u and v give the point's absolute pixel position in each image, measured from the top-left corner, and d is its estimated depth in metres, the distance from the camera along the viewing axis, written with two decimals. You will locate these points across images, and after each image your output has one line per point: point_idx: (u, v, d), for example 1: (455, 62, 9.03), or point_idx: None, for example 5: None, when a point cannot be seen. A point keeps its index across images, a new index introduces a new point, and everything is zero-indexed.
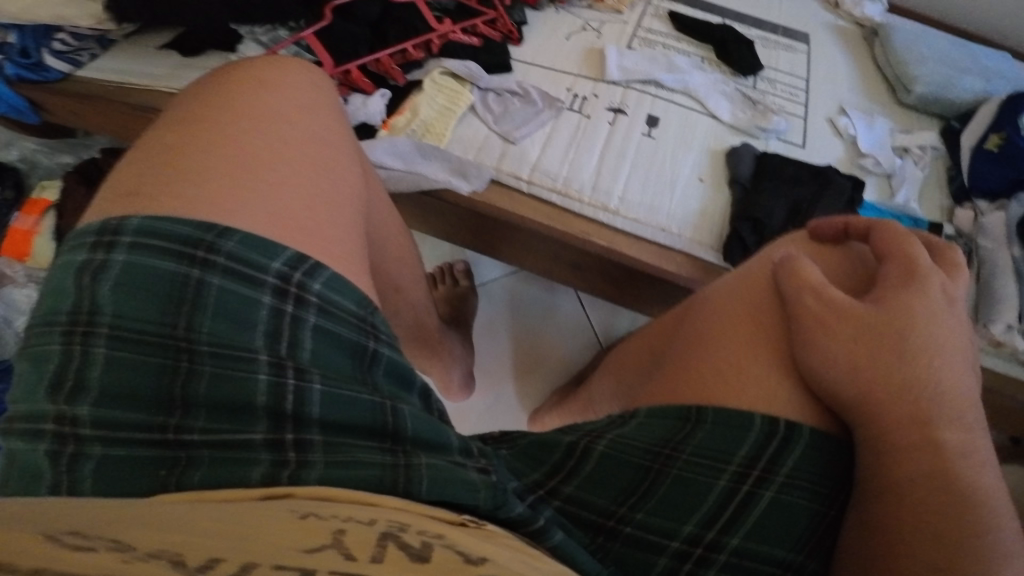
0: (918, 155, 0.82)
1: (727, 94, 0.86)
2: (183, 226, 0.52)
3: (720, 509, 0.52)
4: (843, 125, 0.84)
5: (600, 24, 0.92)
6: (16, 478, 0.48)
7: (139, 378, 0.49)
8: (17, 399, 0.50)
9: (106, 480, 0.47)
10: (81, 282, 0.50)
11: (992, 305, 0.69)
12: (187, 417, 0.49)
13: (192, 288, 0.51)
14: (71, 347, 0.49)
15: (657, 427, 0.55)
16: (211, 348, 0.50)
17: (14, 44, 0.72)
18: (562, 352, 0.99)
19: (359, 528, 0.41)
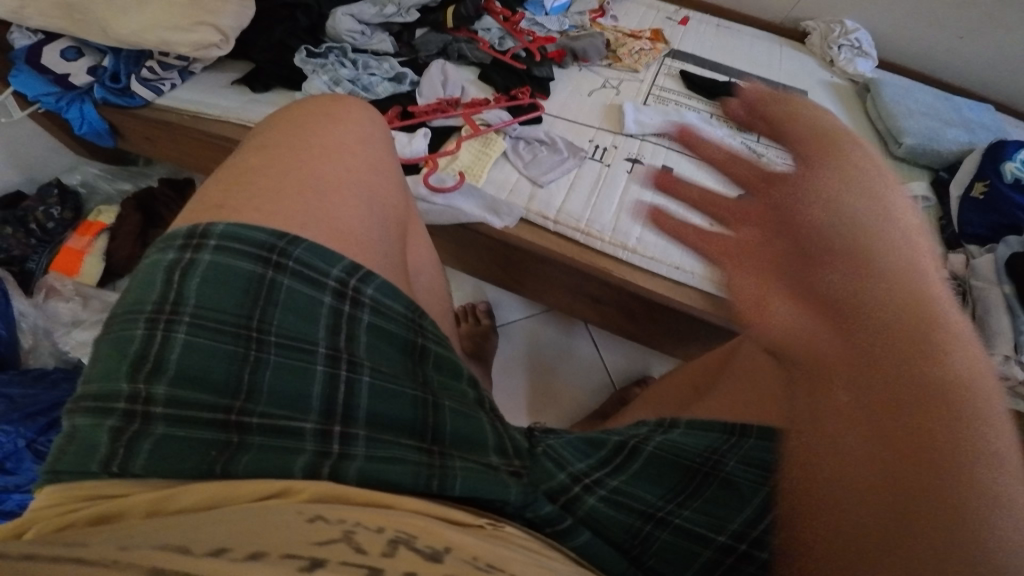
0: (909, 203, 0.90)
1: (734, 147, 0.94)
2: (261, 232, 0.50)
3: (761, 512, 0.49)
4: None
5: (619, 82, 1.02)
6: (68, 459, 0.43)
7: (212, 366, 0.45)
8: (90, 379, 0.45)
9: (163, 463, 0.42)
10: (168, 277, 0.47)
11: (990, 338, 0.76)
12: (255, 405, 0.45)
13: (266, 287, 0.48)
14: (149, 333, 0.45)
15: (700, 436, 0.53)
16: (282, 340, 0.48)
17: (106, 67, 0.78)
18: (576, 392, 1.00)
19: (369, 532, 0.38)
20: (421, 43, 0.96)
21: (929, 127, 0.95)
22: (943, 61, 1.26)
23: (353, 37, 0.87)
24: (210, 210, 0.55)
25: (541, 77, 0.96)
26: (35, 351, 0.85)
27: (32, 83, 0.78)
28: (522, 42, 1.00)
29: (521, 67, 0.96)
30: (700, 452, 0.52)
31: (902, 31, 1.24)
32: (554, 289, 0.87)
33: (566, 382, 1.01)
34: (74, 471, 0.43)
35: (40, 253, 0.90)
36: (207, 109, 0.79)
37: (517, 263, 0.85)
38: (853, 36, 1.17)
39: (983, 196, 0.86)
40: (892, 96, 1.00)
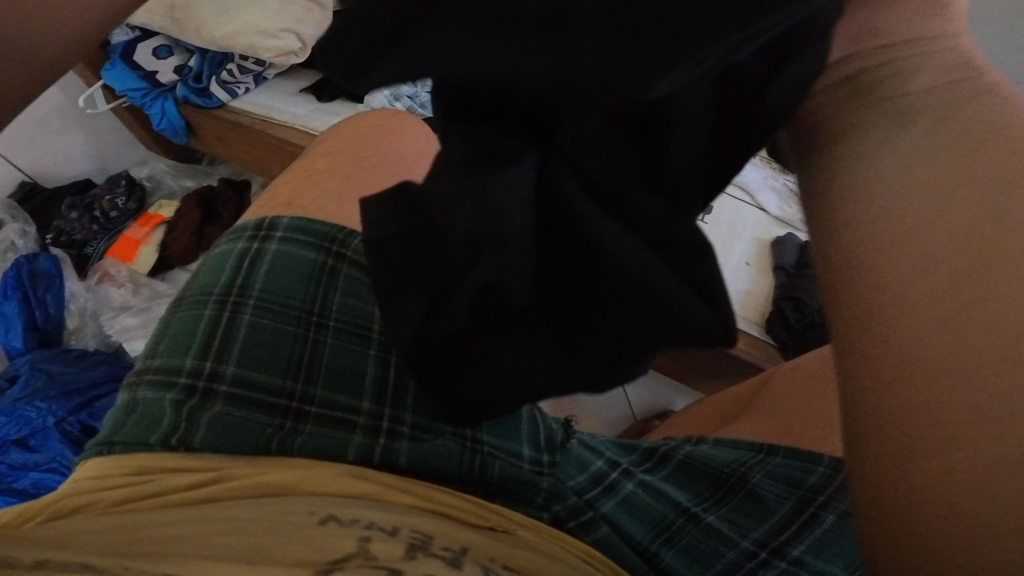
0: None
1: (777, 190, 0.91)
2: (325, 223, 0.49)
3: (786, 522, 0.44)
4: None
5: None
6: (132, 427, 0.41)
7: (277, 346, 0.44)
8: (158, 354, 0.44)
9: (223, 436, 0.40)
10: (237, 265, 0.47)
11: None
12: (314, 388, 0.43)
13: (326, 275, 0.47)
14: (217, 316, 0.45)
15: (736, 448, 0.49)
16: (339, 325, 0.45)
17: (192, 68, 0.84)
18: (601, 419, 0.97)
19: (383, 537, 0.32)
20: None
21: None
22: None
23: None
24: (276, 209, 0.51)
25: None
26: (80, 332, 0.89)
27: (125, 77, 0.84)
28: None
29: None
30: (731, 464, 0.47)
31: None
32: None
33: (592, 410, 0.98)
34: (130, 442, 0.40)
35: (101, 239, 0.94)
36: (279, 114, 0.82)
37: None
38: None
39: None
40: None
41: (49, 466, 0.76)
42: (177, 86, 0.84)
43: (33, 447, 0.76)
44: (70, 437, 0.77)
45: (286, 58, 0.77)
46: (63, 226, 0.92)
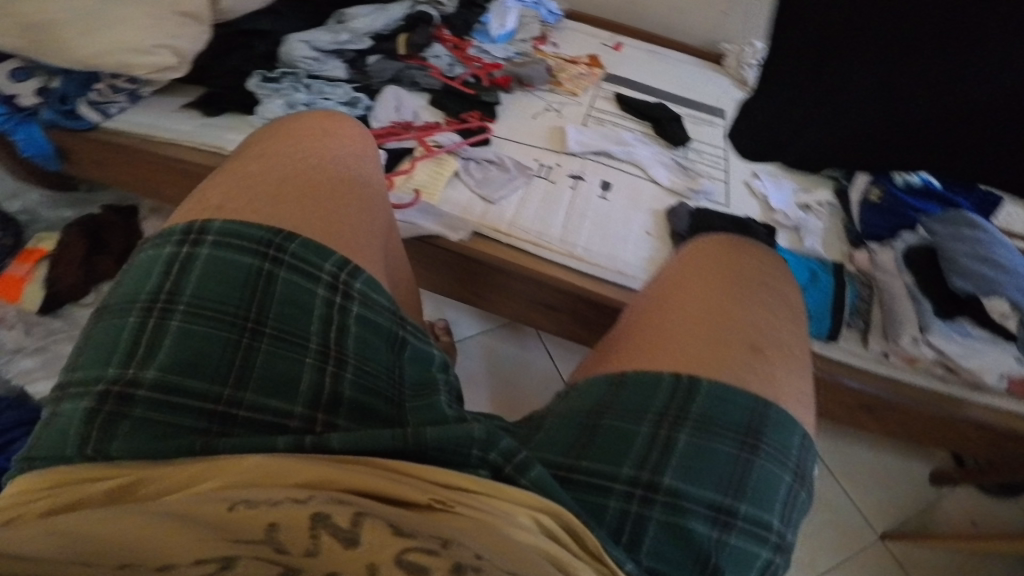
0: (817, 210, 0.98)
1: (666, 164, 0.97)
2: (255, 228, 0.48)
3: (648, 451, 0.51)
4: (757, 187, 0.99)
5: (560, 105, 1.02)
6: (46, 440, 0.41)
7: (205, 351, 0.44)
8: (76, 365, 0.43)
9: (146, 438, 0.40)
10: (165, 271, 0.46)
11: (898, 323, 0.82)
12: (245, 392, 0.44)
13: (264, 281, 0.47)
14: (143, 323, 0.44)
15: (599, 388, 0.56)
16: (275, 333, 0.46)
17: (54, 90, 0.78)
18: (535, 400, 0.99)
19: (292, 506, 0.35)
20: (376, 68, 0.95)
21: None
22: None
23: (308, 64, 0.89)
24: (205, 212, 0.50)
25: (490, 102, 0.97)
26: None
27: None
28: (472, 68, 1.00)
29: (472, 93, 0.96)
30: (588, 408, 0.55)
31: None
32: (515, 303, 0.88)
33: (525, 392, 0.99)
34: (47, 456, 0.40)
35: None
36: (163, 131, 0.81)
37: (477, 280, 0.86)
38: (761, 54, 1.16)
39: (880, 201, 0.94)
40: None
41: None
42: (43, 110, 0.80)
43: None
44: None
45: (163, 73, 0.76)
46: None
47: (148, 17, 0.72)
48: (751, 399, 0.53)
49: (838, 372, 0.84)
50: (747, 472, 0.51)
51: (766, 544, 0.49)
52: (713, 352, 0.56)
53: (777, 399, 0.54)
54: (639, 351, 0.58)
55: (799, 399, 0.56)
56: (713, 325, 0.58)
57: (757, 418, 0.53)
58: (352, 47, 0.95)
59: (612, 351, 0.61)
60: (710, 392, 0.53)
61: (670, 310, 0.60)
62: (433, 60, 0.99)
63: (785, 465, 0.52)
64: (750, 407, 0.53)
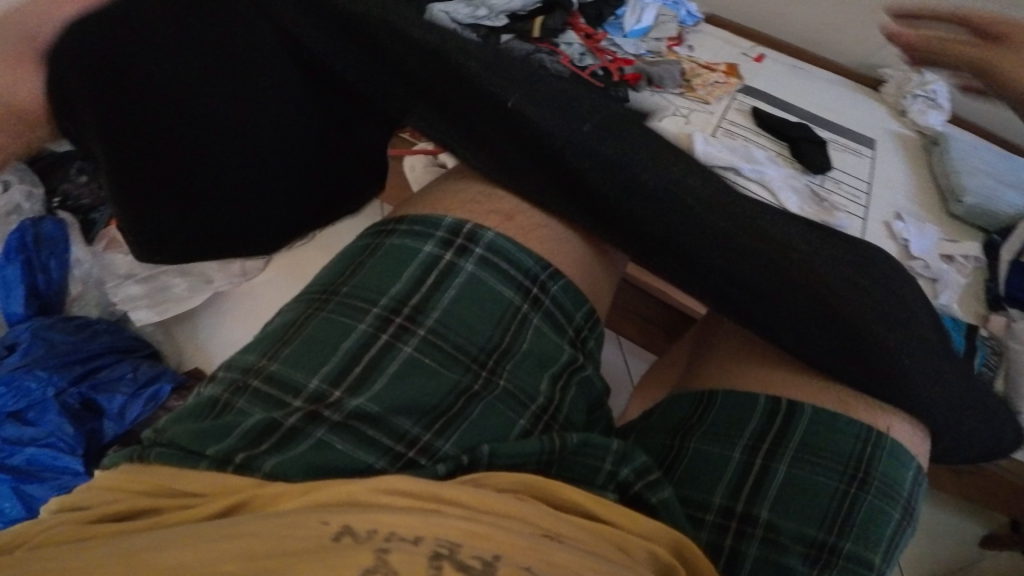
0: (961, 263, 0.89)
1: (797, 189, 0.88)
2: (528, 257, 0.52)
3: (741, 480, 0.49)
4: (899, 229, 0.90)
5: (688, 111, 0.96)
6: (193, 434, 0.41)
7: (429, 384, 0.46)
8: (285, 362, 0.46)
9: (300, 465, 0.39)
10: (420, 279, 0.50)
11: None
12: (440, 442, 0.43)
13: (518, 322, 0.50)
14: (374, 333, 0.47)
15: (726, 417, 0.53)
16: (506, 382, 0.48)
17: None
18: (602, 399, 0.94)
19: (405, 545, 0.32)
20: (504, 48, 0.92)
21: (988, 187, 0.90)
22: None
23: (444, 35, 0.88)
24: (484, 218, 0.53)
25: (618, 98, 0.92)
26: (81, 300, 0.96)
27: None
28: (603, 60, 0.96)
29: (599, 85, 0.92)
30: (672, 431, 0.54)
31: None
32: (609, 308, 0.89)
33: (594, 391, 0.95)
34: (179, 453, 0.40)
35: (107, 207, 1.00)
36: None
37: None
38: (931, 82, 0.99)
39: None
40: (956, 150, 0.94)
41: (45, 441, 0.81)
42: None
43: (29, 421, 0.82)
44: (70, 409, 0.84)
45: None
46: (71, 191, 1.00)
47: None
48: (864, 427, 0.50)
49: None
50: (851, 509, 0.48)
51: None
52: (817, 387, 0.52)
53: (889, 425, 0.51)
54: (726, 373, 0.56)
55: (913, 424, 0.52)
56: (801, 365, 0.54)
57: (870, 451, 0.50)
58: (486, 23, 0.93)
59: (701, 368, 0.59)
60: (815, 424, 0.51)
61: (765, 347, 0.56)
62: (565, 48, 0.96)
63: (887, 504, 0.49)
64: (862, 436, 0.50)
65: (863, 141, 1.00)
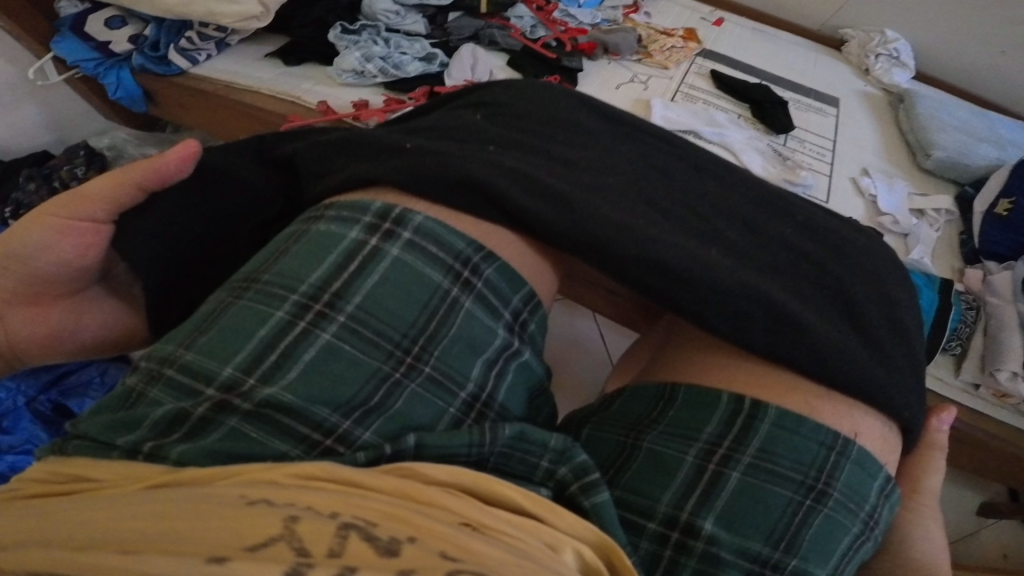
0: (933, 217, 0.91)
1: (760, 151, 0.89)
2: (459, 241, 0.53)
3: (690, 488, 0.50)
4: (866, 186, 0.91)
5: (647, 78, 0.97)
6: (110, 424, 0.44)
7: (348, 372, 0.46)
8: (201, 349, 0.46)
9: (209, 453, 0.42)
10: (343, 262, 0.50)
11: (998, 355, 0.75)
12: (360, 430, 0.45)
13: (447, 305, 0.50)
14: (291, 321, 0.47)
15: (690, 413, 0.53)
16: (433, 369, 0.49)
17: (148, 37, 0.85)
18: (579, 376, 0.96)
19: (316, 516, 0.34)
20: (455, 27, 0.92)
21: (959, 142, 0.95)
22: (984, 76, 1.15)
23: (389, 19, 0.89)
24: (412, 200, 0.54)
25: (572, 69, 0.91)
26: None
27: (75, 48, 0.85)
28: (556, 32, 0.94)
29: (552, 56, 0.91)
30: (630, 427, 0.55)
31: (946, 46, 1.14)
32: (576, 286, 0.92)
33: (571, 369, 0.97)
34: (95, 443, 0.43)
35: None
36: (242, 79, 0.85)
37: None
38: (893, 45, 1.12)
39: (1007, 214, 0.86)
40: (925, 109, 1.01)
41: (22, 447, 0.88)
42: (133, 55, 0.86)
43: (7, 428, 0.88)
44: (43, 416, 0.91)
45: (247, 23, 0.81)
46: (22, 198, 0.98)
47: None
48: (829, 435, 0.51)
49: None
50: (799, 527, 0.49)
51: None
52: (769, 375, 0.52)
53: (855, 434, 0.52)
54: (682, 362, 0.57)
55: (877, 434, 0.53)
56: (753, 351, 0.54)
57: (835, 458, 0.50)
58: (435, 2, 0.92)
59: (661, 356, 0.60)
60: (778, 423, 0.50)
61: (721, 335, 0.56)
62: (516, 21, 0.94)
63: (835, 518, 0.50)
64: (826, 444, 0.50)
65: (825, 101, 1.07)
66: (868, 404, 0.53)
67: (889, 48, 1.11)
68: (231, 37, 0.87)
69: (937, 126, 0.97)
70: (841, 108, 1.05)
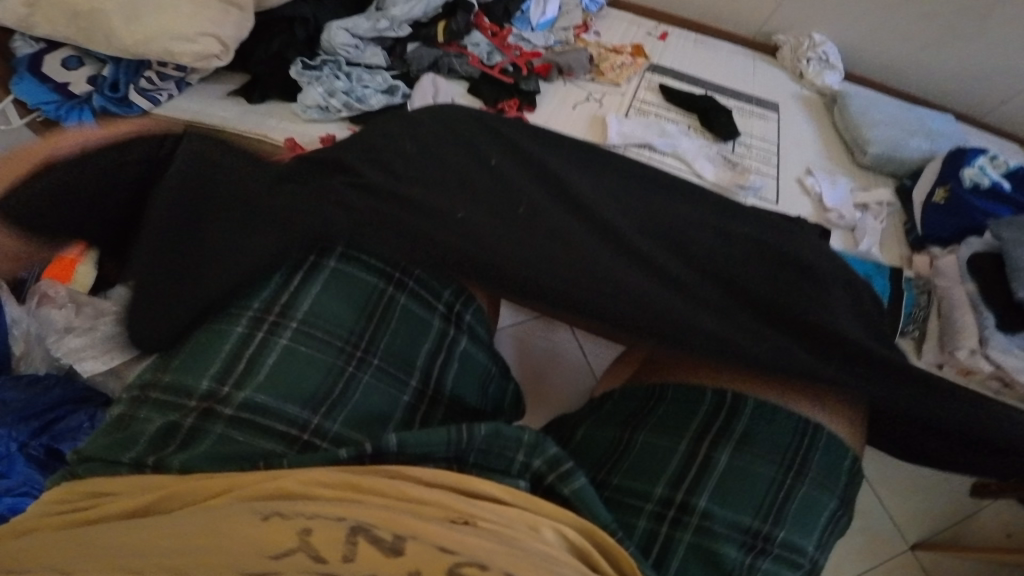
0: (877, 210, 0.98)
1: (711, 158, 0.94)
2: (386, 249, 0.60)
3: (683, 471, 0.54)
4: (810, 185, 0.98)
5: (601, 95, 1.01)
6: (107, 441, 0.47)
7: (308, 372, 0.53)
8: (175, 370, 0.52)
9: (209, 458, 0.46)
10: (286, 281, 0.56)
11: (955, 335, 0.82)
12: (329, 424, 0.51)
13: (384, 303, 0.58)
14: (250, 333, 0.53)
15: (681, 410, 0.58)
16: (379, 363, 0.56)
17: (106, 78, 0.84)
18: (563, 391, 0.98)
19: (326, 524, 0.35)
20: (414, 57, 0.96)
21: (892, 138, 1.03)
22: (907, 71, 1.24)
23: (348, 52, 0.90)
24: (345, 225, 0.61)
25: (529, 91, 0.94)
26: None
27: (37, 92, 0.85)
28: (510, 57, 0.99)
29: (509, 81, 0.95)
30: (624, 424, 0.59)
31: (871, 46, 1.23)
32: None
33: (555, 384, 0.98)
34: (98, 458, 0.47)
35: None
36: (206, 119, 0.85)
37: None
38: (822, 49, 1.19)
39: (944, 200, 0.93)
40: (858, 108, 1.08)
41: None
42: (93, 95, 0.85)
43: None
44: None
45: (207, 62, 0.81)
46: None
47: (189, 7, 0.78)
48: (801, 420, 0.56)
49: None
50: (783, 503, 0.53)
51: (799, 568, 0.52)
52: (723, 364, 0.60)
53: (824, 421, 0.56)
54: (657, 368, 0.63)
55: (841, 412, 0.57)
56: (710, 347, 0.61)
57: (807, 444, 0.55)
58: (390, 33, 0.94)
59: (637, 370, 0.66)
60: (756, 413, 0.56)
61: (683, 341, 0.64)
62: (471, 49, 0.98)
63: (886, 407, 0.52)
64: (799, 431, 0.55)
65: (766, 106, 1.13)
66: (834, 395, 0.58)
67: (818, 52, 1.18)
68: (192, 76, 0.89)
69: (870, 123, 1.04)
70: (780, 112, 1.12)
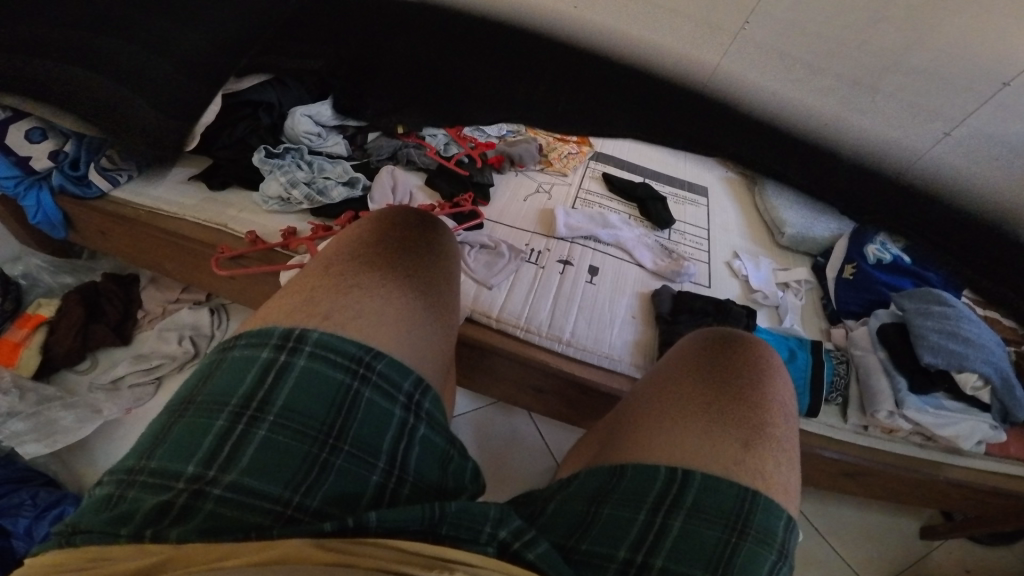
0: (796, 288, 1.11)
1: (650, 247, 1.09)
2: (350, 345, 0.54)
3: (643, 534, 0.52)
4: (737, 268, 1.11)
5: (550, 186, 1.17)
6: (101, 519, 0.43)
7: (290, 455, 0.48)
8: (158, 457, 0.47)
9: (201, 531, 0.42)
10: (260, 376, 0.51)
11: (874, 397, 0.91)
12: (312, 501, 0.47)
13: (351, 396, 0.52)
14: (231, 427, 0.48)
15: (644, 480, 0.56)
16: (353, 450, 0.51)
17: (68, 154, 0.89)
18: (523, 474, 0.98)
19: None
20: (376, 147, 1.07)
21: None
22: None
23: (310, 139, 0.98)
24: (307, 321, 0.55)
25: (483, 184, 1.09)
26: None
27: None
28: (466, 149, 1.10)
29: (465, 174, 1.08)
30: (590, 498, 0.56)
31: None
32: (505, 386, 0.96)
33: (516, 467, 0.99)
34: (93, 532, 0.42)
35: None
36: (166, 206, 0.91)
37: (475, 362, 0.93)
38: None
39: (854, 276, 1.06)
40: None
41: None
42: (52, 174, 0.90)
43: None
44: None
45: None
46: None
47: None
48: (741, 487, 0.54)
49: (813, 442, 0.90)
50: (733, 557, 0.51)
51: None
52: (693, 449, 0.57)
53: (764, 487, 0.55)
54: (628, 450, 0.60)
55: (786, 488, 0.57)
56: (675, 428, 0.59)
57: (749, 506, 0.53)
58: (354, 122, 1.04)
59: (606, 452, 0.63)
60: (701, 484, 0.54)
61: (650, 424, 0.61)
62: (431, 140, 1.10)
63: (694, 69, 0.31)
64: (740, 495, 0.54)
65: None
66: (776, 465, 0.57)
67: None
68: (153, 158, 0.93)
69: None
70: None
